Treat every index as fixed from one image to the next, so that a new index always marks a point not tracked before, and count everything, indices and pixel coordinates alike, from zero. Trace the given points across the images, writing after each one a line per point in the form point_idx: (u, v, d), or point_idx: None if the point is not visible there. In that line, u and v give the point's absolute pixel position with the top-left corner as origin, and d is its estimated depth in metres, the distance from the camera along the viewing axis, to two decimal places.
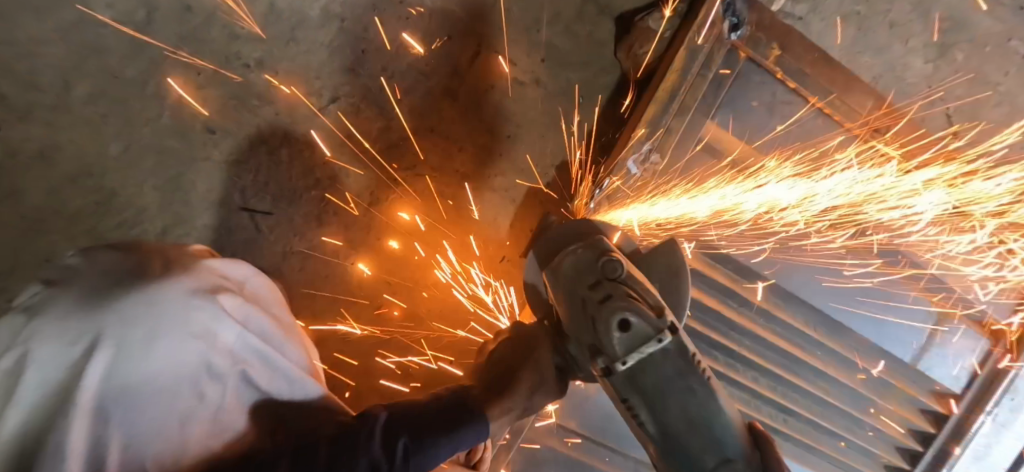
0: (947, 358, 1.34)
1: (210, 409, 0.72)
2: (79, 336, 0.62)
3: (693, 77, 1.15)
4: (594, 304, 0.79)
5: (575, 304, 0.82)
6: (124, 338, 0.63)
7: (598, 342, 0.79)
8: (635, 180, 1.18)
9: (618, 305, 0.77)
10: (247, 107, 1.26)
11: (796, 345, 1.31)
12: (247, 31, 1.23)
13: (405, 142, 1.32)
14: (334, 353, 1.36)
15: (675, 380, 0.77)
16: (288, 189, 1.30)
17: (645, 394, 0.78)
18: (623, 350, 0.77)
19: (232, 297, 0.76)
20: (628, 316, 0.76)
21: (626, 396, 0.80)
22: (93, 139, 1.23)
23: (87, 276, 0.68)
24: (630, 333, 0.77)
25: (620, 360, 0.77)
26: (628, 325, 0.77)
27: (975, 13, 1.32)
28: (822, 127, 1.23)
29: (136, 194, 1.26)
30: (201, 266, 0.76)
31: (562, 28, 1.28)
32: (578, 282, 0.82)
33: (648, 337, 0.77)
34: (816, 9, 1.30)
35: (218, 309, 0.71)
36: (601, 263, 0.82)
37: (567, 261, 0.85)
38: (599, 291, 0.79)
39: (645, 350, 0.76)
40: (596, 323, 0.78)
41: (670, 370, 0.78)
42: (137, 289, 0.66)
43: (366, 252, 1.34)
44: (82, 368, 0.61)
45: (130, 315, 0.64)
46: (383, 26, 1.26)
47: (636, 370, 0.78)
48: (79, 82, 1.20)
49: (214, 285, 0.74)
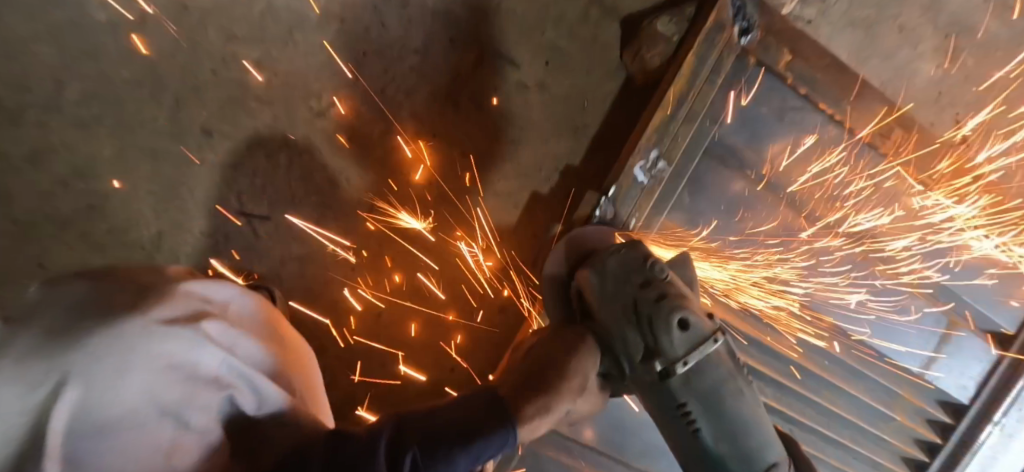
0: (953, 368, 1.32)
1: (193, 438, 0.69)
2: (42, 377, 0.57)
3: (702, 83, 1.12)
4: (649, 304, 0.90)
5: (626, 305, 0.92)
6: (94, 377, 0.59)
7: (656, 343, 0.90)
8: (641, 187, 1.15)
9: (675, 304, 0.89)
10: (244, 110, 1.23)
11: (801, 353, 1.29)
12: (245, 31, 1.20)
13: (406, 146, 1.29)
14: (333, 359, 1.34)
15: (725, 380, 0.91)
16: (286, 195, 1.27)
17: (701, 397, 0.90)
18: (682, 351, 0.89)
19: (214, 321, 0.73)
20: (685, 316, 0.89)
21: (684, 401, 0.90)
22: (86, 141, 1.20)
23: (48, 309, 0.63)
24: (687, 333, 0.89)
25: (680, 361, 0.89)
26: (686, 325, 0.89)
27: (986, 18, 1.30)
28: (831, 134, 1.21)
29: (130, 198, 1.23)
30: (179, 290, 0.73)
31: (567, 31, 1.25)
32: (627, 282, 0.93)
33: (703, 337, 0.90)
34: (825, 12, 1.28)
35: (198, 337, 0.68)
36: (648, 266, 0.93)
37: (612, 262, 0.96)
38: (652, 291, 0.91)
39: (703, 349, 0.90)
40: (655, 322, 0.89)
41: (720, 369, 0.91)
42: (107, 322, 0.61)
43: (365, 258, 1.31)
44: (47, 412, 0.58)
45: (97, 352, 0.60)
46: (385, 27, 1.23)
47: (692, 372, 0.90)
48: (72, 84, 1.17)
49: (193, 311, 0.72)
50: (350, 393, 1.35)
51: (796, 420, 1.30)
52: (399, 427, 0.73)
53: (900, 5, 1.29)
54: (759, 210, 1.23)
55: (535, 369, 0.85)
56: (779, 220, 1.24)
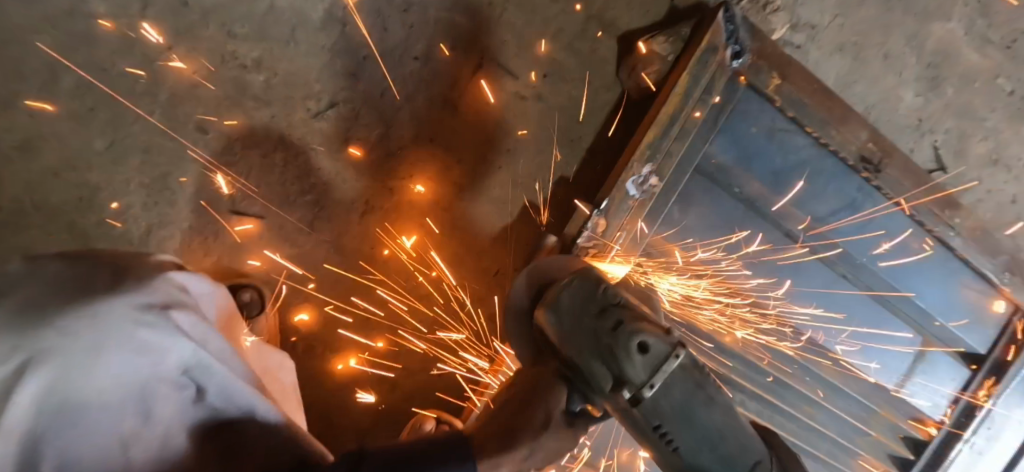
0: (927, 386, 1.37)
1: (163, 426, 0.65)
2: (7, 352, 0.56)
3: (695, 102, 1.15)
4: (607, 333, 0.87)
5: (585, 338, 0.88)
6: (56, 354, 0.58)
7: (621, 372, 0.85)
8: (632, 202, 1.18)
9: (633, 328, 0.86)
10: (241, 108, 1.23)
11: (781, 369, 1.32)
12: (246, 30, 1.20)
13: (403, 151, 1.30)
14: (323, 359, 1.34)
15: (695, 393, 0.86)
16: (279, 195, 1.27)
17: (674, 414, 0.84)
18: (646, 373, 0.85)
19: (187, 313, 0.71)
20: (644, 338, 0.86)
21: (658, 421, 0.84)
22: (79, 133, 1.19)
23: (24, 284, 0.61)
24: (648, 354, 0.85)
25: (647, 384, 0.84)
26: (646, 347, 0.86)
27: (965, 51, 1.35)
28: (818, 156, 1.25)
29: (121, 191, 1.22)
30: (156, 278, 0.72)
31: (565, 45, 1.28)
32: (583, 314, 0.90)
33: (665, 355, 0.86)
34: (814, 38, 1.33)
35: (163, 324, 0.65)
36: (602, 292, 0.91)
37: (565, 295, 0.92)
38: (609, 319, 0.88)
39: (666, 367, 0.85)
40: (615, 349, 0.86)
41: (688, 383, 0.86)
42: (77, 302, 0.60)
43: (358, 261, 1.32)
44: (8, 388, 0.56)
45: (63, 329, 0.58)
46: (385, 33, 1.24)
47: (662, 393, 0.85)
48: (66, 73, 1.16)
49: (165, 300, 0.69)
50: (336, 394, 1.35)
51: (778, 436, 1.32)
52: (361, 456, 0.72)
53: (886, 34, 1.34)
54: (744, 226, 1.27)
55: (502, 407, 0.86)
56: (765, 237, 1.28)
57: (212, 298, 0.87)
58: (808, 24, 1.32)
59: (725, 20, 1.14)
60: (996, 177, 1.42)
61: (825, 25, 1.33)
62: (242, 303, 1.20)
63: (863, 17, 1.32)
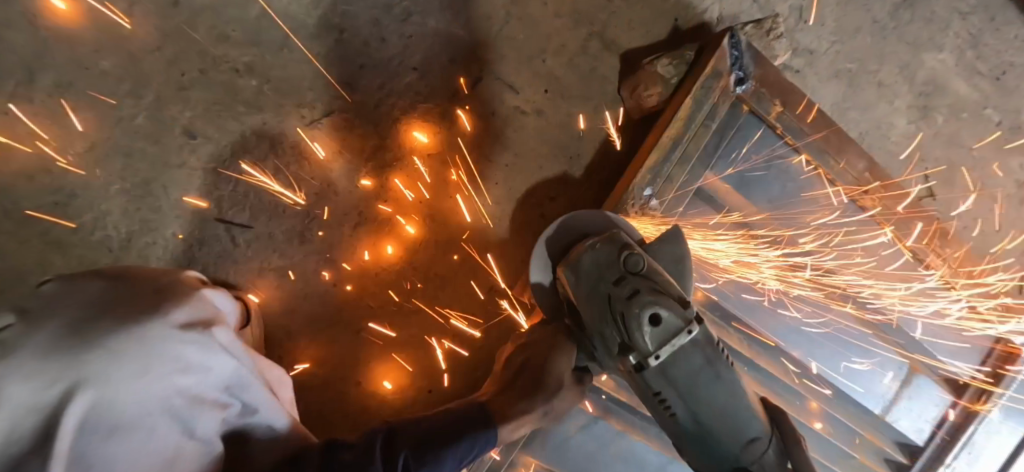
0: (913, 411, 1.37)
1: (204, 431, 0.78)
2: (55, 378, 0.67)
3: (697, 127, 1.17)
4: (621, 302, 0.88)
5: (601, 301, 0.91)
6: (104, 375, 0.69)
7: (629, 340, 0.88)
8: (633, 225, 1.17)
9: (648, 299, 0.86)
10: (230, 113, 1.19)
11: (773, 392, 1.31)
12: (238, 34, 1.17)
13: (399, 164, 1.27)
14: (308, 376, 1.29)
15: (701, 368, 0.89)
16: (269, 204, 1.23)
17: (675, 385, 0.89)
18: (654, 345, 0.87)
19: (223, 329, 0.83)
20: (656, 312, 0.86)
21: (659, 389, 0.90)
22: (55, 134, 1.13)
23: (68, 306, 0.73)
24: (659, 326, 0.87)
25: (653, 355, 0.87)
26: (658, 319, 0.86)
27: (954, 81, 1.38)
28: (813, 184, 1.26)
29: (100, 196, 1.16)
30: (195, 297, 0.84)
31: (566, 61, 1.27)
32: (601, 279, 0.91)
33: (677, 330, 0.87)
34: (811, 64, 1.34)
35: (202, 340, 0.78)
36: (623, 259, 0.91)
37: (585, 258, 0.94)
38: (626, 288, 0.88)
39: (675, 342, 0.87)
40: (625, 319, 0.87)
41: (694, 359, 0.89)
42: (125, 327, 0.72)
43: (350, 273, 1.28)
44: (61, 408, 0.67)
45: (115, 350, 0.70)
46: (384, 42, 1.22)
47: (668, 365, 0.88)
48: (45, 72, 1.12)
49: (205, 318, 0.82)
50: (318, 413, 1.29)
51: None
52: (392, 433, 0.90)
53: (880, 62, 1.35)
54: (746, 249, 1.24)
55: (515, 371, 1.05)
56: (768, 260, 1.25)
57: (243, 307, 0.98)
58: (806, 50, 1.33)
59: (730, 46, 1.17)
60: (982, 204, 1.42)
61: (823, 51, 1.34)
62: None
63: (858, 45, 1.34)
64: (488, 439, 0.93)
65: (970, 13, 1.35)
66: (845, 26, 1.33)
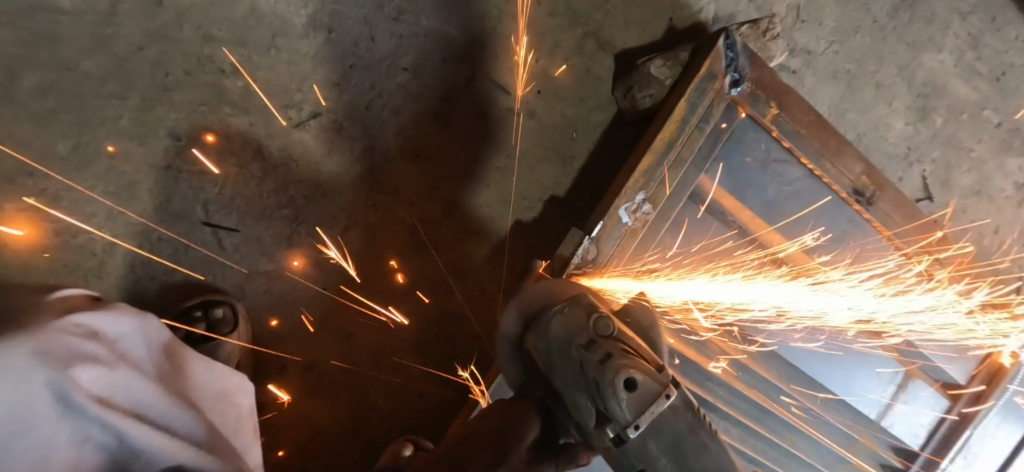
0: (907, 415, 1.36)
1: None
2: None
3: (691, 129, 1.15)
4: (593, 366, 0.80)
5: (572, 369, 0.83)
6: None
7: (605, 408, 0.79)
8: (625, 229, 1.15)
9: (621, 363, 0.79)
10: (216, 114, 1.17)
11: (769, 396, 1.29)
12: (224, 34, 1.14)
13: (389, 166, 1.25)
14: (297, 381, 1.27)
15: (689, 437, 0.78)
16: (257, 206, 1.21)
17: (660, 460, 0.79)
18: (632, 413, 0.78)
19: (91, 366, 0.66)
20: (631, 375, 0.78)
21: (642, 464, 0.80)
22: (38, 136, 1.11)
23: None
24: (636, 393, 0.78)
25: (631, 425, 0.78)
26: (633, 385, 0.78)
27: (953, 82, 1.36)
28: (810, 187, 1.25)
29: (84, 199, 1.14)
30: (59, 328, 0.67)
31: (560, 61, 1.25)
32: (571, 344, 0.84)
33: (655, 395, 0.78)
34: (809, 64, 1.32)
35: (55, 381, 0.61)
36: (592, 323, 0.84)
37: (554, 323, 0.86)
38: (596, 351, 0.81)
39: (655, 408, 0.77)
40: (599, 385, 0.79)
41: (679, 426, 0.79)
42: None
43: (338, 278, 1.26)
44: None
45: None
46: (374, 42, 1.19)
47: (650, 435, 0.78)
48: (27, 72, 1.09)
49: (68, 354, 0.65)
50: (306, 418, 1.27)
51: (761, 463, 1.28)
52: None
53: (878, 63, 1.33)
54: (732, 250, 1.25)
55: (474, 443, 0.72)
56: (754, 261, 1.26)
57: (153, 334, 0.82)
58: (804, 50, 1.31)
59: (725, 47, 1.14)
60: (980, 207, 1.41)
61: (820, 52, 1.32)
62: (214, 320, 1.15)
63: (857, 45, 1.32)
64: None
65: (970, 13, 1.33)
66: (844, 26, 1.31)
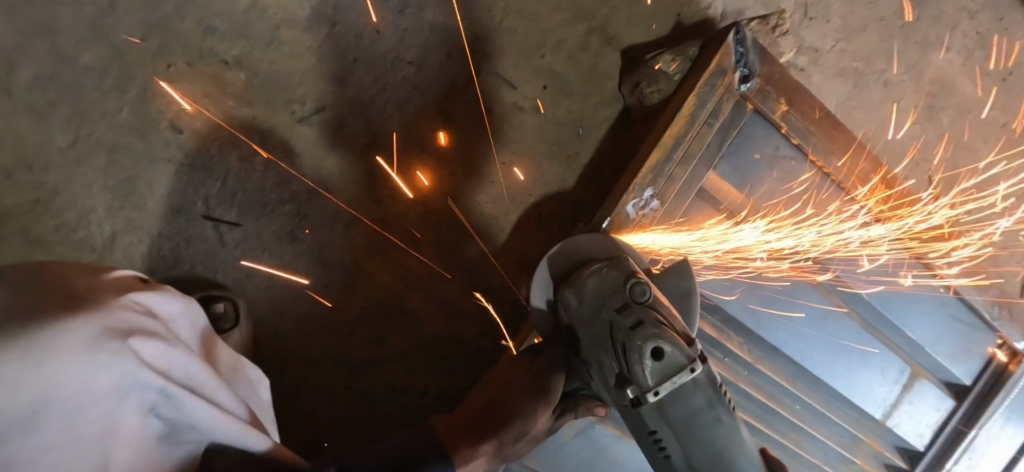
0: (915, 416, 1.35)
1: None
2: None
3: (700, 125, 1.14)
4: (624, 330, 0.85)
5: (602, 327, 0.88)
6: None
7: (629, 370, 0.85)
8: (632, 225, 1.14)
9: (651, 333, 0.83)
10: (218, 108, 1.15)
11: (772, 394, 1.30)
12: (226, 26, 1.12)
13: (393, 161, 1.23)
14: (299, 379, 1.26)
15: (701, 410, 0.86)
16: (259, 202, 1.19)
17: (672, 425, 0.86)
18: (654, 380, 0.84)
19: (152, 341, 0.62)
20: (659, 344, 0.83)
21: (654, 428, 0.88)
22: (35, 129, 1.09)
23: None
24: (662, 361, 0.83)
25: (652, 390, 0.84)
26: (661, 354, 0.83)
27: (961, 81, 1.35)
28: (817, 185, 1.24)
29: (82, 193, 1.12)
30: (118, 303, 0.63)
31: (566, 57, 1.24)
32: (604, 306, 0.89)
33: (679, 367, 0.83)
34: (817, 61, 1.31)
35: (127, 356, 0.57)
36: (628, 287, 0.88)
37: (590, 282, 0.91)
38: (629, 317, 0.85)
39: (676, 379, 0.83)
40: (626, 349, 0.84)
41: (697, 398, 0.85)
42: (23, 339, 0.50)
43: (341, 274, 1.25)
44: None
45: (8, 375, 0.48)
46: (378, 35, 1.18)
47: (667, 402, 0.85)
48: (25, 64, 1.07)
49: (131, 328, 0.61)
50: (308, 416, 1.26)
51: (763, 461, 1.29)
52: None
53: (885, 61, 1.32)
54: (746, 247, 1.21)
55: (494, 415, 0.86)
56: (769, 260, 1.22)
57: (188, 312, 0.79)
58: (812, 47, 1.30)
59: (735, 43, 1.13)
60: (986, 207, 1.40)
61: (828, 49, 1.31)
62: (216, 316, 1.12)
63: (865, 43, 1.31)
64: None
65: (978, 11, 1.32)
66: (852, 24, 1.30)
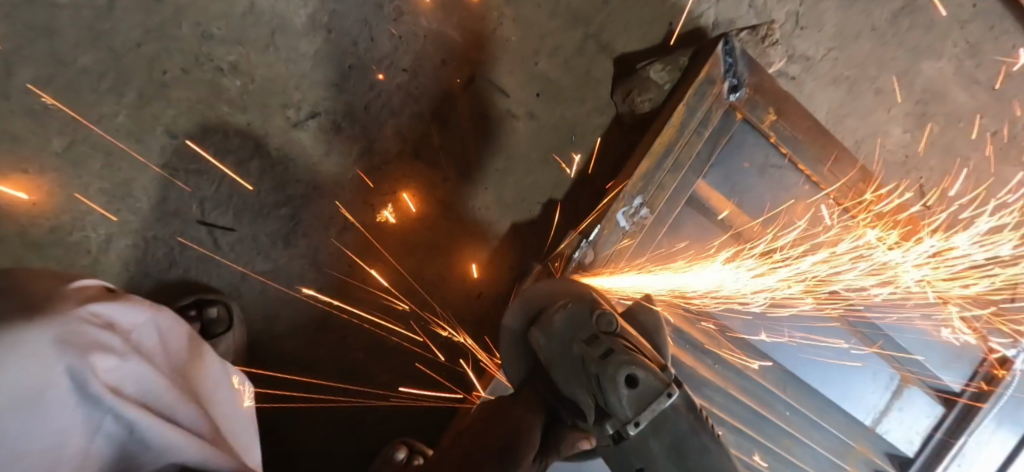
0: (904, 423, 1.36)
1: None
2: None
3: (690, 134, 1.15)
4: (596, 362, 0.83)
5: (573, 364, 0.85)
6: None
7: (606, 404, 0.82)
8: (623, 232, 1.15)
9: (623, 359, 0.82)
10: (214, 112, 1.16)
11: (766, 402, 1.30)
12: (223, 32, 1.14)
13: (387, 167, 1.24)
14: (292, 383, 1.26)
15: (689, 436, 0.82)
16: (254, 206, 1.20)
17: (659, 458, 0.82)
18: (632, 410, 0.81)
19: (107, 354, 0.60)
20: (634, 371, 0.81)
21: (642, 463, 0.83)
22: (33, 132, 1.10)
23: None
24: (638, 390, 0.81)
25: (631, 421, 0.81)
26: (635, 381, 0.81)
27: (952, 90, 1.36)
28: (806, 193, 1.25)
29: (79, 196, 1.13)
30: (78, 314, 0.61)
31: (560, 64, 1.25)
32: (573, 340, 0.86)
33: (656, 393, 0.81)
34: (809, 69, 1.32)
35: (76, 371, 0.56)
36: (595, 318, 0.87)
37: (557, 318, 0.88)
38: (599, 347, 0.84)
39: (656, 406, 0.81)
40: (602, 381, 0.82)
41: (679, 425, 0.82)
42: None
43: (335, 278, 1.26)
44: None
45: None
46: (373, 42, 1.19)
47: (649, 431, 0.82)
48: (22, 67, 1.08)
49: (86, 342, 0.59)
50: (301, 419, 1.27)
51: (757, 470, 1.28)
52: None
53: (877, 70, 1.34)
54: (732, 253, 1.25)
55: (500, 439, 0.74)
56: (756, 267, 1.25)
57: (170, 324, 0.78)
58: (804, 55, 1.31)
59: (724, 53, 1.15)
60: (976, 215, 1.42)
61: (820, 58, 1.32)
62: (208, 321, 1.13)
63: (857, 51, 1.33)
64: None
65: (969, 21, 1.33)
66: (844, 33, 1.31)
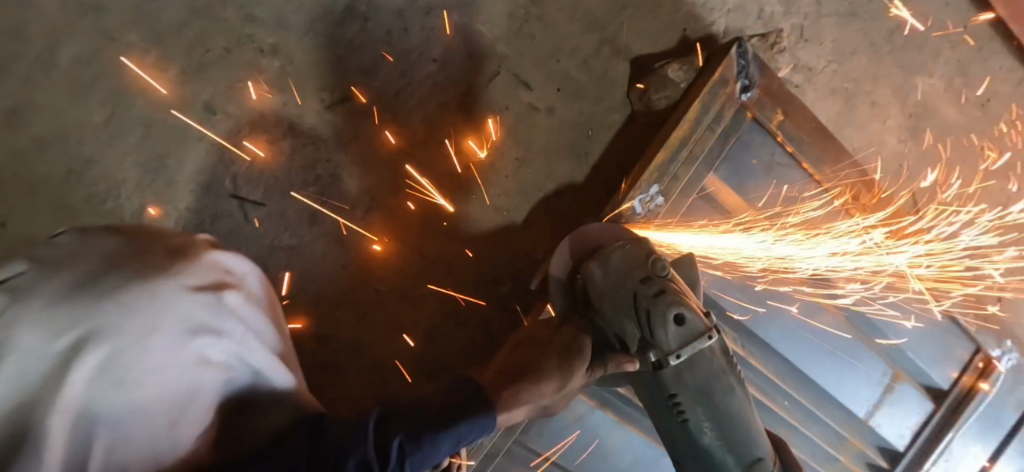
0: (895, 416, 1.42)
1: (197, 408, 0.69)
2: (67, 327, 0.59)
3: (703, 129, 1.22)
4: (648, 298, 0.91)
5: (625, 297, 0.94)
6: (112, 332, 0.61)
7: (652, 336, 0.91)
8: (638, 219, 1.21)
9: (673, 299, 0.89)
10: (251, 92, 1.22)
11: (763, 392, 1.35)
12: (264, 17, 1.20)
13: (414, 150, 1.30)
14: (309, 358, 1.29)
15: (715, 376, 0.93)
16: (284, 183, 1.25)
17: (690, 391, 0.92)
18: (677, 343, 0.90)
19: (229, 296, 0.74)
20: (681, 310, 0.89)
21: (674, 391, 0.93)
22: (74, 103, 1.15)
23: (78, 261, 0.64)
24: (683, 327, 0.90)
25: (674, 353, 0.90)
26: (682, 319, 0.89)
27: (943, 105, 1.45)
28: (809, 190, 1.33)
29: (116, 167, 1.18)
30: (204, 260, 0.74)
31: (580, 62, 1.33)
32: (627, 278, 0.94)
33: (698, 333, 0.90)
34: (810, 80, 1.41)
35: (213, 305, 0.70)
36: (650, 261, 0.93)
37: (616, 255, 0.96)
38: (652, 285, 0.91)
39: (696, 345, 0.90)
40: (651, 314, 0.90)
41: (711, 366, 0.92)
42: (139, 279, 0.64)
43: (358, 257, 1.30)
44: (64, 365, 0.58)
45: (122, 304, 0.62)
46: (407, 32, 1.26)
47: (686, 365, 0.92)
48: (72, 41, 1.14)
49: (213, 281, 0.73)
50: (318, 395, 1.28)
51: None
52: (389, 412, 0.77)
53: (874, 83, 1.43)
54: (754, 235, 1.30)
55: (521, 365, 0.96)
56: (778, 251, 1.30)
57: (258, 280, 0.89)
58: (806, 66, 1.40)
59: (736, 55, 1.23)
60: None
61: (821, 69, 1.41)
62: None
63: (855, 65, 1.42)
64: (485, 424, 0.81)
65: (959, 41, 1.43)
66: (843, 47, 1.41)
